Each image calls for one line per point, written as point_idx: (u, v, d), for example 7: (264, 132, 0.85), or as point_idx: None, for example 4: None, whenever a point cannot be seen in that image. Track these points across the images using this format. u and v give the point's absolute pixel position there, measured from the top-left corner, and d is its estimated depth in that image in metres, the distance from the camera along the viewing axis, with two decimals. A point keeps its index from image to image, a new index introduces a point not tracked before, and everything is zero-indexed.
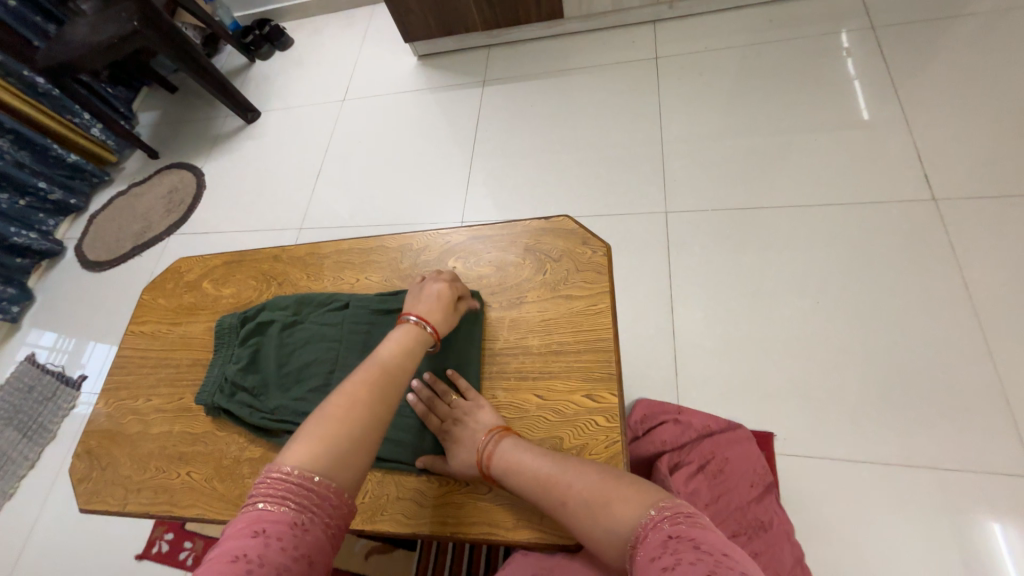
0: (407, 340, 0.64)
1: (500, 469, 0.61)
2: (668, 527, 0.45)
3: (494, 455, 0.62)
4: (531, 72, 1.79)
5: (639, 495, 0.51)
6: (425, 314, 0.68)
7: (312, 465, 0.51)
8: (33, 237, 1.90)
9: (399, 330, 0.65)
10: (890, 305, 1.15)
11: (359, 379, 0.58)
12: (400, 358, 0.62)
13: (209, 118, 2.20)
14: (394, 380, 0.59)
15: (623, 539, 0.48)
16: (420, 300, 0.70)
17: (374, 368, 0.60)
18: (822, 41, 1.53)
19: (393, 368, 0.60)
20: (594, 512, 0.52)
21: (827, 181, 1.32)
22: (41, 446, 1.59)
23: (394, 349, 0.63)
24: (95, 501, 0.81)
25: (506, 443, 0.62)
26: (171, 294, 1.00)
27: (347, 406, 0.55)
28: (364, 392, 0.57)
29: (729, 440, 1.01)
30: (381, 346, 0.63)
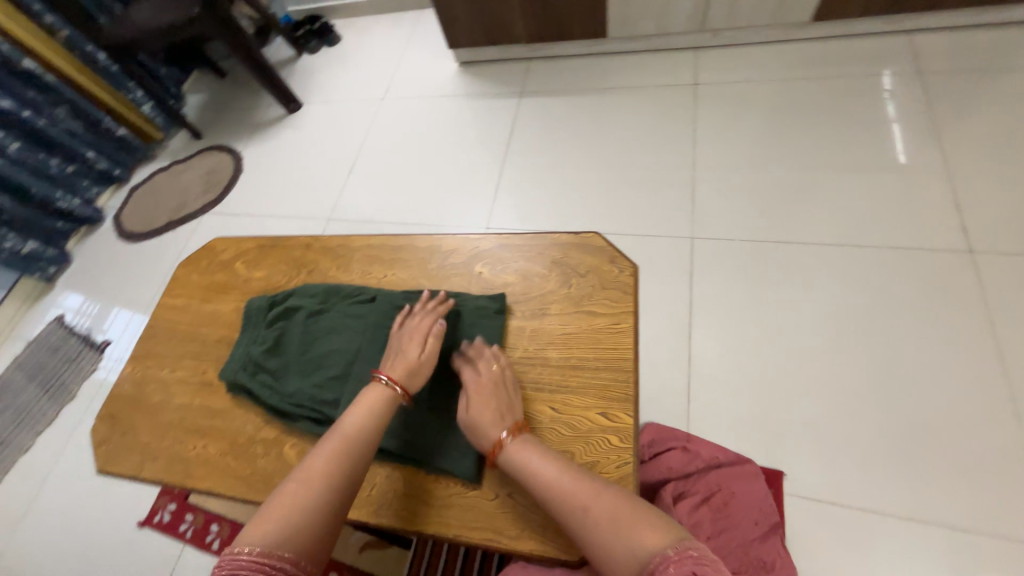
0: (374, 403, 0.66)
1: (514, 470, 0.61)
2: (691, 563, 0.46)
3: (509, 448, 0.62)
4: (568, 87, 1.81)
5: (659, 523, 0.51)
6: (396, 371, 0.69)
7: (272, 538, 0.52)
8: (77, 203, 1.99)
9: (368, 392, 0.67)
10: (915, 354, 1.12)
11: (325, 449, 0.61)
12: (366, 423, 0.64)
13: (252, 105, 2.28)
14: (358, 447, 0.62)
15: (638, 565, 0.48)
16: (394, 355, 0.71)
17: (339, 437, 0.63)
18: (864, 80, 1.52)
19: (358, 433, 0.63)
20: (611, 532, 0.52)
21: (859, 222, 1.30)
22: (60, 404, 1.64)
23: (360, 414, 0.65)
24: (112, 464, 0.84)
25: (523, 443, 0.62)
26: (204, 272, 1.03)
27: (311, 475, 0.58)
28: (328, 461, 0.60)
29: (737, 474, 1.00)
30: (348, 412, 0.65)
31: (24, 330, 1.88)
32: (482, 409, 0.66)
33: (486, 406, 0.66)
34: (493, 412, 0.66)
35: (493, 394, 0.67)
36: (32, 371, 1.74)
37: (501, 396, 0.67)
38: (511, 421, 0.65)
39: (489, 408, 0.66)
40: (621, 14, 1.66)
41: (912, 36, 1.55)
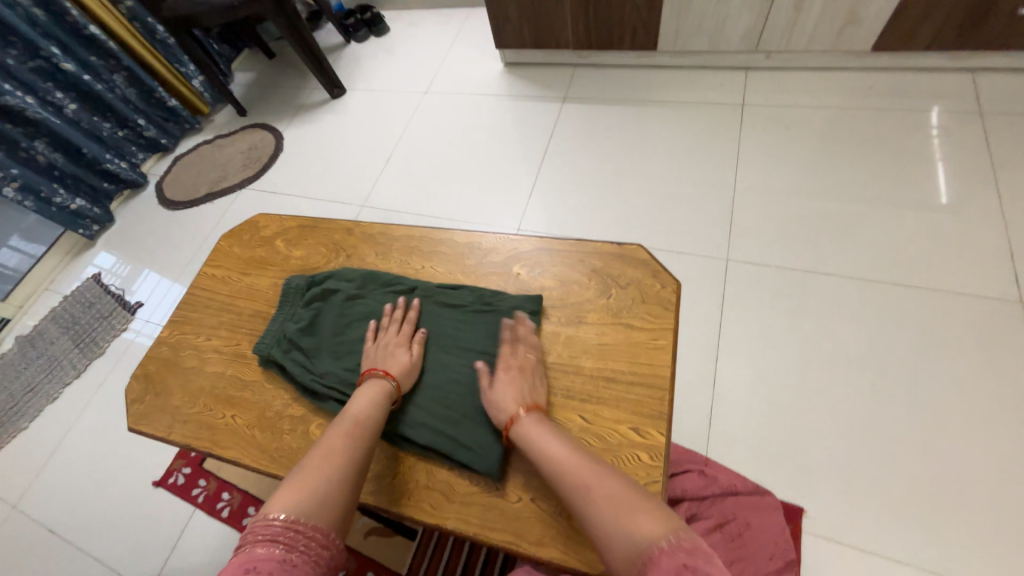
0: (377, 392, 0.68)
1: (524, 447, 0.63)
2: (683, 555, 0.44)
3: (521, 423, 0.63)
4: (612, 97, 1.80)
5: (660, 513, 0.50)
6: (388, 368, 0.72)
7: (299, 506, 0.53)
8: (124, 167, 2.05)
9: (369, 385, 0.69)
10: (954, 403, 1.08)
11: (338, 430, 0.63)
12: (372, 407, 0.67)
13: (297, 87, 2.32)
14: (371, 429, 0.65)
15: (632, 550, 0.48)
16: (381, 357, 0.74)
17: (351, 419, 0.65)
18: (921, 116, 1.48)
19: (369, 417, 0.65)
20: (610, 516, 0.51)
21: (903, 261, 1.27)
22: (89, 359, 1.69)
23: (366, 400, 0.67)
24: (143, 423, 0.86)
25: (533, 421, 0.63)
26: (245, 246, 1.05)
27: (329, 454, 0.60)
28: (345, 440, 0.62)
29: (753, 505, 0.97)
30: (353, 400, 0.68)
31: (62, 284, 1.95)
32: (505, 388, 0.67)
33: (511, 384, 0.67)
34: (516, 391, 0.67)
35: (519, 379, 0.68)
36: (66, 324, 1.80)
37: (526, 380, 0.68)
38: (529, 401, 0.66)
39: (513, 386, 0.67)
40: (675, 28, 1.64)
41: (976, 75, 1.50)
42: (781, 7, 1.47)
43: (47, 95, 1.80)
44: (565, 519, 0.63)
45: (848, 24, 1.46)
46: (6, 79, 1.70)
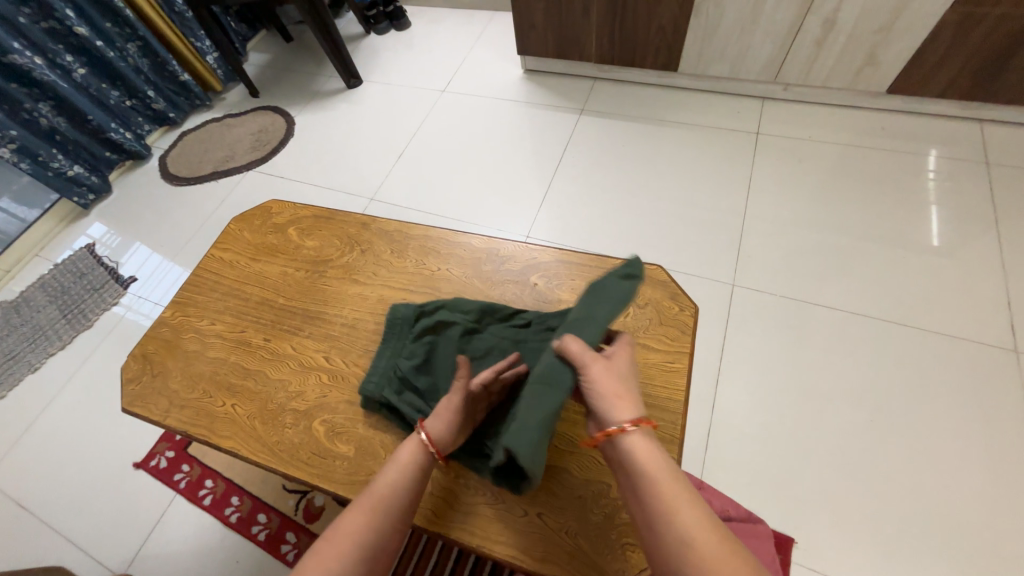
0: (411, 460, 0.58)
1: (629, 471, 0.50)
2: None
3: (631, 439, 0.51)
4: (629, 114, 1.82)
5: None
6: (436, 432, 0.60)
7: None
8: (128, 138, 2.01)
9: (407, 449, 0.59)
10: (945, 445, 1.10)
11: (362, 507, 0.53)
12: (401, 481, 0.56)
13: (313, 73, 2.30)
14: (393, 513, 0.54)
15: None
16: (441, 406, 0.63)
17: (376, 495, 0.55)
18: (924, 159, 1.52)
19: (397, 492, 0.55)
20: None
21: (906, 301, 1.29)
22: (76, 331, 1.65)
23: (396, 470, 0.57)
24: (138, 404, 0.84)
25: (645, 444, 0.51)
26: (256, 231, 1.03)
27: (345, 537, 0.50)
28: (368, 520, 0.52)
29: (748, 533, 0.95)
30: (384, 469, 0.57)
31: (54, 251, 1.90)
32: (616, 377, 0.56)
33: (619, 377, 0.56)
34: (619, 383, 0.56)
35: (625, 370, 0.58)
36: (54, 293, 1.75)
37: (625, 371, 0.58)
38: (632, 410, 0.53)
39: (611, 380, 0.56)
40: (697, 52, 1.66)
41: (983, 125, 1.55)
42: (804, 42, 1.49)
43: (56, 57, 1.75)
44: (571, 535, 0.62)
45: (866, 65, 1.49)
46: (15, 37, 1.65)
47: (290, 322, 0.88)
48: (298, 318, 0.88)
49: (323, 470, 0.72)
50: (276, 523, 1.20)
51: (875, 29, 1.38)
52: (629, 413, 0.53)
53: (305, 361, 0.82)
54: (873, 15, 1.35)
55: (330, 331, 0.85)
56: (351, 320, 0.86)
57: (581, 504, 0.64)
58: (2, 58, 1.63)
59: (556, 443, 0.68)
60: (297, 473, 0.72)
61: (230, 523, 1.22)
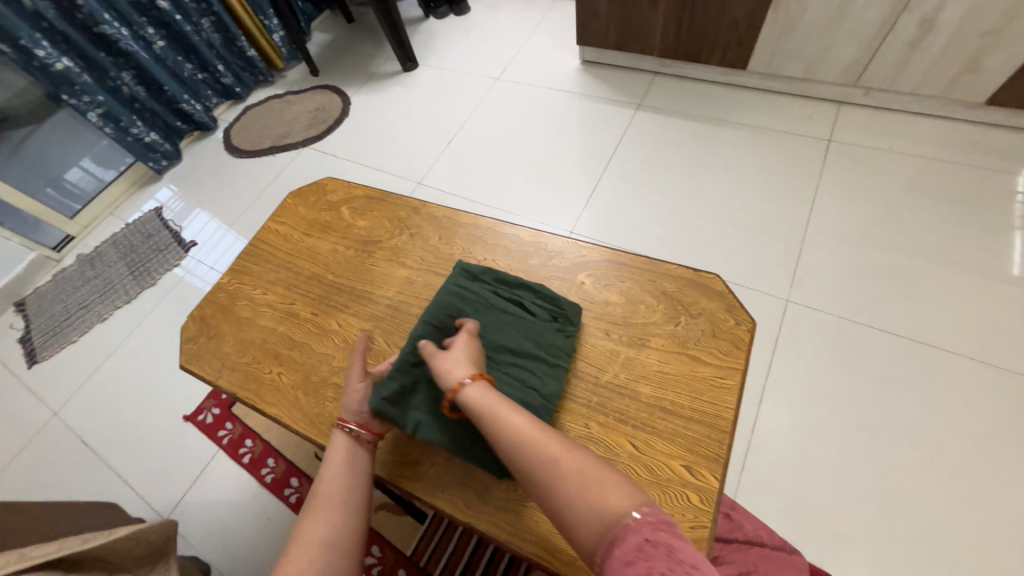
0: (343, 453, 0.65)
1: (475, 420, 0.56)
2: (648, 530, 0.42)
3: (467, 391, 0.57)
4: (689, 112, 1.73)
5: (629, 488, 0.47)
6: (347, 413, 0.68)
7: None
8: (198, 109, 2.12)
9: (335, 447, 0.65)
10: (1017, 498, 0.99)
11: (320, 511, 0.58)
12: (349, 472, 0.63)
13: (371, 55, 2.34)
14: (350, 494, 0.61)
15: (600, 529, 0.44)
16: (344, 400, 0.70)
17: (325, 495, 0.60)
18: (1017, 180, 1.36)
19: (344, 482, 0.62)
20: (579, 491, 0.46)
21: (985, 335, 1.17)
22: (141, 287, 1.77)
23: (334, 467, 0.63)
24: (194, 363, 0.89)
25: (484, 394, 0.57)
26: (311, 207, 1.06)
27: (314, 537, 0.55)
28: (329, 516, 0.57)
29: (779, 560, 0.90)
30: (321, 473, 0.62)
31: (126, 211, 2.04)
32: (456, 350, 0.63)
33: (459, 351, 0.62)
34: (459, 359, 0.62)
35: (468, 344, 0.65)
36: (124, 251, 1.88)
37: (472, 345, 0.64)
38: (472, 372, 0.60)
39: (458, 354, 0.62)
40: (771, 50, 1.56)
41: None
42: (895, 43, 1.37)
43: (140, 29, 1.86)
44: None
45: (965, 71, 1.34)
46: (106, 8, 1.76)
47: (337, 298, 0.90)
48: (344, 296, 0.90)
49: None
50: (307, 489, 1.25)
51: (982, 32, 1.24)
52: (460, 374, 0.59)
53: (349, 338, 0.84)
54: (981, 14, 1.22)
55: (375, 311, 0.86)
56: (396, 301, 0.87)
57: None
58: (93, 27, 1.75)
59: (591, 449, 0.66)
60: None
61: (265, 483, 1.28)
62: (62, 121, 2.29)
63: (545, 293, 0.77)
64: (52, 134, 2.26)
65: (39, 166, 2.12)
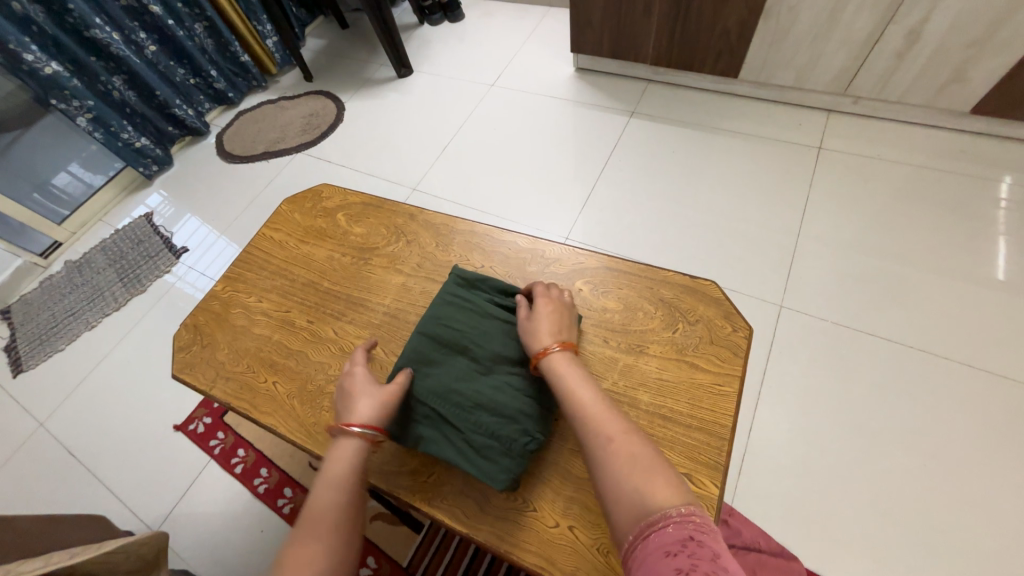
0: (343, 464, 0.61)
1: (553, 385, 0.63)
2: (692, 529, 0.45)
3: (553, 358, 0.64)
4: (682, 120, 1.76)
5: (678, 486, 0.50)
6: (355, 415, 0.64)
7: None
8: (190, 114, 2.10)
9: (335, 456, 0.61)
10: (1009, 501, 1.01)
11: (312, 529, 0.55)
12: (342, 484, 0.59)
13: (365, 61, 2.34)
14: (345, 513, 0.57)
15: (639, 510, 0.48)
16: (344, 405, 0.67)
17: (317, 515, 0.56)
18: (999, 187, 1.40)
19: (337, 504, 0.57)
20: (628, 473, 0.51)
21: (974, 339, 1.19)
22: (130, 294, 1.74)
23: (331, 482, 0.59)
24: (187, 372, 0.88)
25: (569, 362, 0.64)
26: (307, 213, 1.06)
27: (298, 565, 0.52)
28: (316, 544, 0.54)
29: (778, 566, 0.92)
30: (317, 486, 0.59)
31: (116, 217, 2.01)
32: (543, 319, 0.69)
33: (548, 318, 0.69)
34: (547, 327, 0.68)
35: (555, 312, 0.70)
36: (113, 257, 1.85)
37: (565, 312, 0.71)
38: (561, 339, 0.67)
39: (546, 321, 0.69)
40: (762, 59, 1.58)
41: None
42: (882, 54, 1.40)
43: (132, 34, 1.85)
44: (604, 553, 0.60)
45: (952, 81, 1.37)
46: (97, 13, 1.75)
47: (333, 306, 0.89)
48: (341, 303, 0.89)
49: None
50: (301, 499, 1.23)
51: (968, 43, 1.27)
52: (545, 343, 0.66)
53: (345, 346, 0.84)
54: (965, 27, 1.25)
55: (372, 319, 0.86)
56: (393, 309, 0.86)
57: None
58: (84, 32, 1.73)
59: None
60: None
61: (258, 493, 1.26)
62: (50, 125, 2.26)
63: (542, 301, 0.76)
64: (40, 138, 2.23)
65: (27, 172, 2.09)
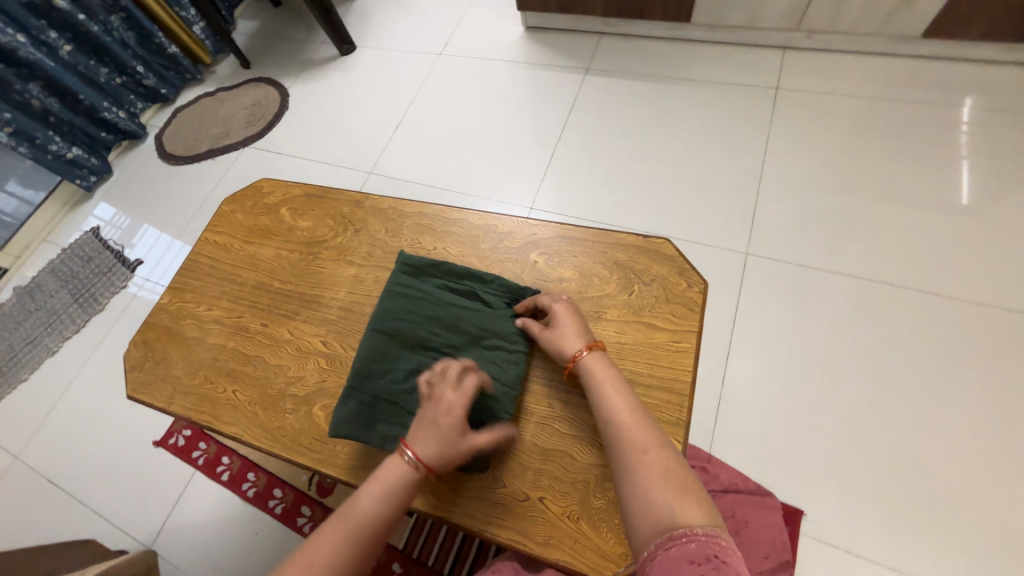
0: (394, 483, 0.57)
1: (587, 386, 0.63)
2: (717, 548, 0.44)
3: (586, 361, 0.63)
4: (639, 72, 1.70)
5: (707, 509, 0.49)
6: (426, 449, 0.58)
7: None
8: (122, 116, 1.96)
9: (390, 465, 0.58)
10: (963, 416, 1.06)
11: (341, 534, 0.54)
12: (381, 500, 0.56)
13: (304, 40, 2.19)
14: (375, 529, 0.55)
15: (663, 523, 0.48)
16: (424, 417, 0.60)
17: (351, 518, 0.55)
18: (954, 110, 1.40)
19: (371, 520, 0.55)
20: (657, 485, 0.51)
21: (928, 265, 1.22)
22: (89, 314, 1.67)
23: (376, 492, 0.57)
24: (143, 391, 0.85)
25: (603, 361, 0.63)
26: (249, 212, 1.01)
27: (313, 564, 0.51)
28: (336, 548, 0.53)
29: (753, 503, 1.00)
30: (363, 487, 0.57)
31: (61, 235, 1.90)
32: (564, 322, 0.67)
33: (567, 322, 0.67)
34: (571, 333, 0.66)
35: (572, 316, 0.68)
36: (64, 278, 1.76)
37: (577, 314, 0.68)
38: (589, 340, 0.65)
39: (569, 324, 0.66)
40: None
41: None
42: None
43: (40, 34, 1.69)
44: (574, 521, 0.61)
45: (899, 5, 1.35)
46: None
47: (286, 307, 0.86)
48: (293, 303, 0.86)
49: (324, 455, 0.71)
50: (291, 498, 1.24)
51: None
52: (579, 345, 0.64)
53: (303, 346, 0.81)
54: None
55: (327, 315, 0.83)
56: (348, 303, 0.83)
57: (585, 487, 0.62)
58: None
59: (552, 427, 0.66)
60: (298, 458, 0.72)
61: (248, 497, 1.26)
62: None
63: (497, 282, 0.76)
64: None
65: None
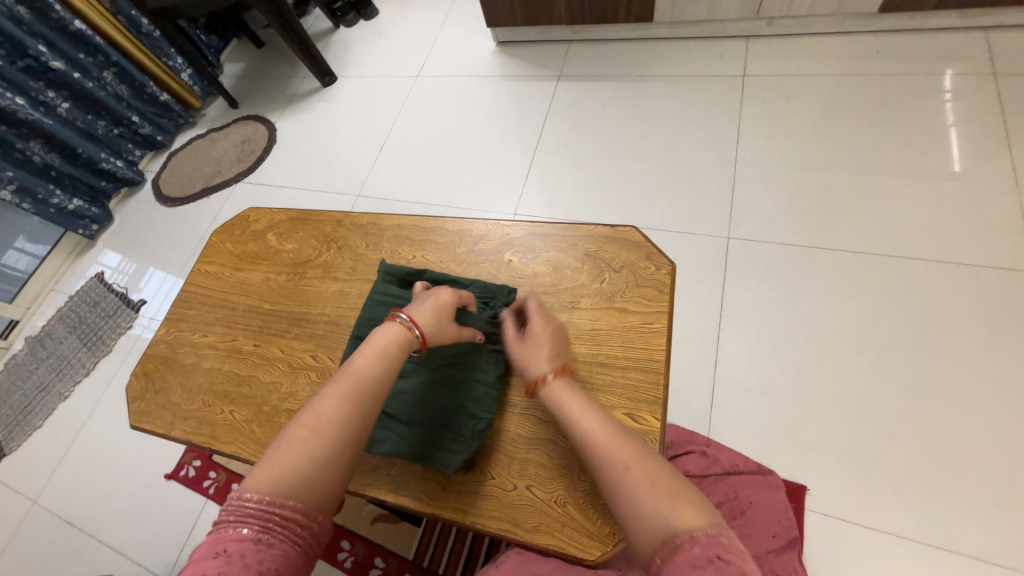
0: (387, 345, 0.58)
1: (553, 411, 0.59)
2: (718, 548, 0.42)
3: (549, 386, 0.60)
4: (608, 74, 1.75)
5: (701, 507, 0.47)
6: (420, 316, 0.63)
7: (274, 485, 0.46)
8: (120, 165, 2.04)
9: (382, 333, 0.60)
10: (960, 376, 1.06)
11: (340, 391, 0.53)
12: (378, 362, 0.56)
13: (287, 76, 2.28)
14: (374, 388, 0.55)
15: (661, 533, 0.45)
16: (419, 302, 0.66)
17: (349, 377, 0.55)
18: (923, 80, 1.42)
19: (371, 378, 0.55)
20: (646, 497, 0.48)
21: (909, 230, 1.23)
22: (97, 357, 1.72)
23: (373, 355, 0.57)
24: (144, 420, 0.87)
25: (567, 386, 0.60)
26: (238, 241, 1.05)
27: (321, 420, 0.51)
28: (338, 402, 0.52)
29: (757, 483, 0.95)
30: (358, 353, 0.57)
31: (68, 283, 1.97)
32: (536, 343, 0.65)
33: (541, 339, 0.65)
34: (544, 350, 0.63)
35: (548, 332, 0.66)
36: (73, 324, 1.82)
37: (556, 332, 0.66)
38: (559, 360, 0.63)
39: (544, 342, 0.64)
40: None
41: (987, 33, 1.43)
42: None
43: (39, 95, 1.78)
44: (561, 506, 0.62)
45: None
46: None
47: (277, 326, 0.89)
48: (283, 322, 0.89)
49: None
50: None
51: None
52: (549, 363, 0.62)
53: (294, 362, 0.84)
54: None
55: (316, 331, 0.86)
56: (335, 317, 0.86)
57: (568, 474, 0.64)
58: None
59: (534, 421, 0.68)
60: None
61: None
62: None
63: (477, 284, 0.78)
64: None
65: None
